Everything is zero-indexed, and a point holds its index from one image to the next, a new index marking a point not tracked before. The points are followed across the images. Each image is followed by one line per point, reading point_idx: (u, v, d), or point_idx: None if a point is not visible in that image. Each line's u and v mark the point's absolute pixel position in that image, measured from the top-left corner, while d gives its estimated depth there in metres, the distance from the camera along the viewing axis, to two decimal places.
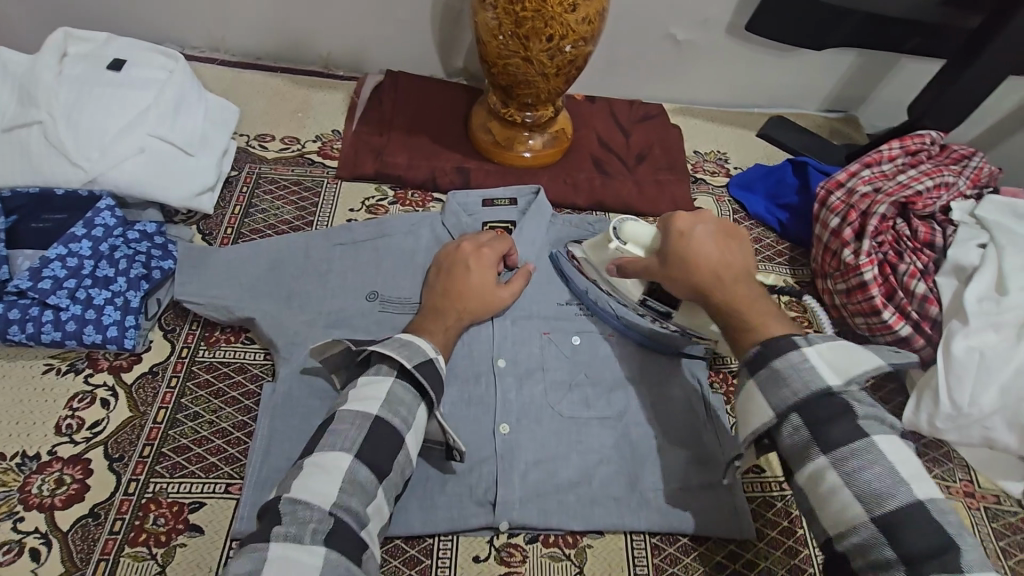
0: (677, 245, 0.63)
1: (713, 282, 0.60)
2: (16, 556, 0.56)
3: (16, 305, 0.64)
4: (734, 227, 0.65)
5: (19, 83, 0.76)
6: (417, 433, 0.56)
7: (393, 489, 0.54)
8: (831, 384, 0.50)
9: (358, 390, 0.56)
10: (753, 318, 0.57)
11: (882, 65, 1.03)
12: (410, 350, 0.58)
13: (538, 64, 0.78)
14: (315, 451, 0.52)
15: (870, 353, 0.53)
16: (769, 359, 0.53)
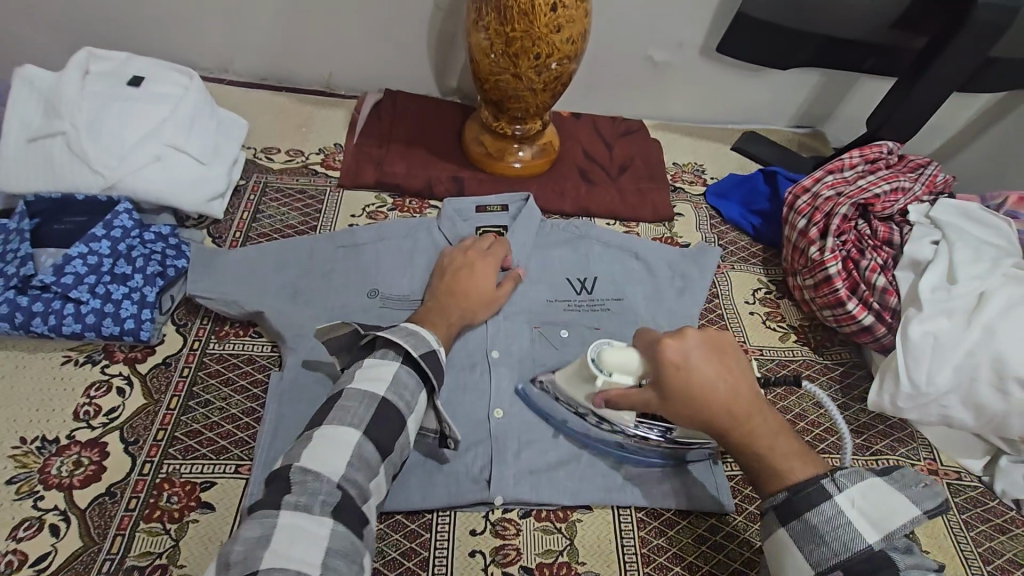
0: (674, 381, 0.58)
1: (722, 415, 0.58)
2: (36, 531, 0.58)
3: (39, 299, 0.69)
4: (718, 338, 0.61)
5: (44, 97, 0.81)
6: (417, 416, 0.61)
7: (393, 468, 0.58)
8: (869, 542, 0.51)
9: (366, 371, 0.60)
10: (772, 453, 0.57)
11: (844, 84, 1.11)
12: (417, 340, 0.62)
13: (527, 80, 0.85)
14: (326, 425, 0.55)
15: (904, 498, 0.53)
16: (800, 511, 0.53)
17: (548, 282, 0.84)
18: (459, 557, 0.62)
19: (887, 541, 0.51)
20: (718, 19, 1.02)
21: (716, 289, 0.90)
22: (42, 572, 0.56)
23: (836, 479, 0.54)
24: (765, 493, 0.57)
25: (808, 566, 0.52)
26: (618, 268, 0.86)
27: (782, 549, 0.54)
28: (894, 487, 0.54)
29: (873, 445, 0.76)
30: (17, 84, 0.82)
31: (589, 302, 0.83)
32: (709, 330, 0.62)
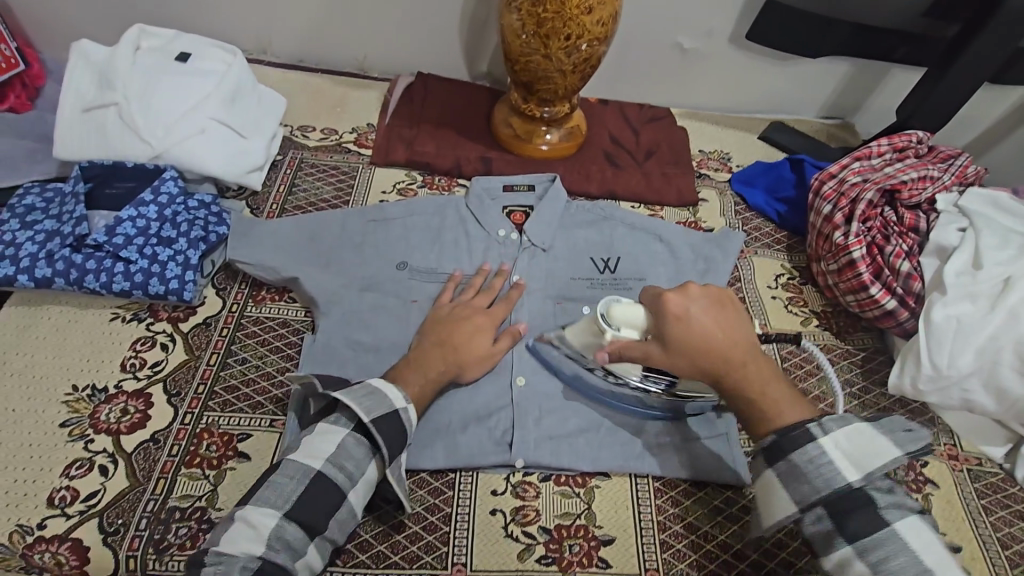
0: (674, 329, 0.60)
1: (719, 362, 0.59)
2: (87, 470, 0.62)
3: (93, 257, 0.73)
4: (721, 294, 0.63)
5: (98, 70, 0.86)
6: (364, 487, 0.57)
7: (328, 544, 0.56)
8: (849, 480, 0.51)
9: (313, 439, 0.57)
10: (764, 398, 0.57)
11: (875, 74, 1.11)
12: (373, 402, 0.58)
13: (557, 61, 0.87)
14: (249, 503, 0.53)
15: (887, 441, 0.53)
16: (786, 452, 0.54)
17: (571, 260, 0.85)
18: (480, 515, 0.65)
19: (868, 481, 0.51)
20: (748, 6, 1.02)
21: (739, 273, 0.91)
22: (92, 507, 0.60)
23: (821, 422, 0.54)
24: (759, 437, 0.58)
25: (790, 502, 0.53)
26: (641, 249, 0.87)
27: (767, 487, 0.55)
28: (879, 430, 0.54)
29: None
30: (74, 58, 0.86)
31: (612, 280, 0.84)
32: (712, 287, 0.63)
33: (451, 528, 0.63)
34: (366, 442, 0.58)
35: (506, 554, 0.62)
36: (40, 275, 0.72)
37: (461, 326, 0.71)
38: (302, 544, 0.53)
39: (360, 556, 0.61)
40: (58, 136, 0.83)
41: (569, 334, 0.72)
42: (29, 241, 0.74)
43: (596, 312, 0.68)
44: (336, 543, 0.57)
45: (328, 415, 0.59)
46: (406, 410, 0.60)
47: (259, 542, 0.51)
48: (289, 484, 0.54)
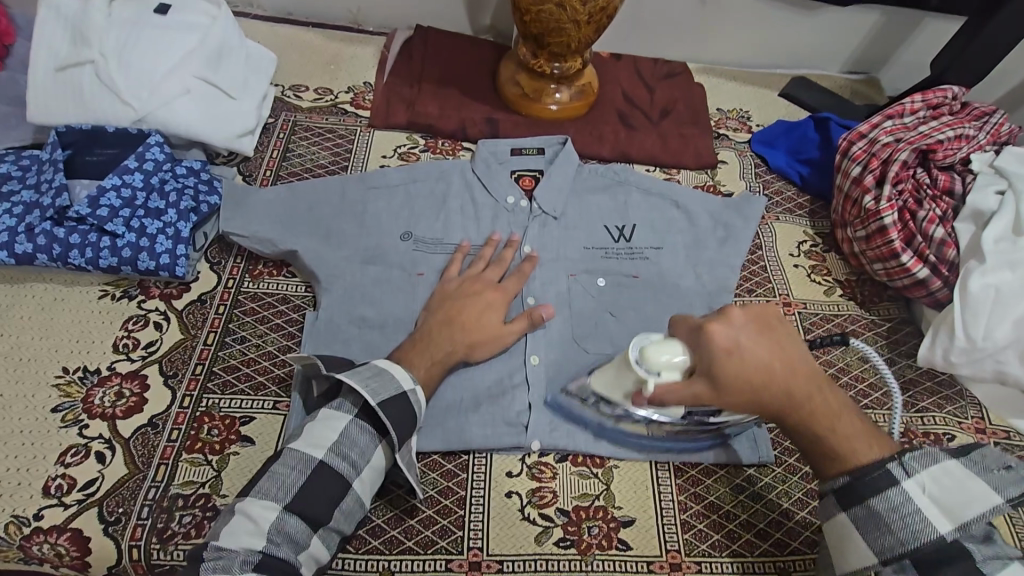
0: (727, 367, 0.52)
1: (780, 396, 0.53)
2: (83, 457, 0.59)
3: (76, 231, 0.68)
4: (767, 312, 0.56)
5: (70, 24, 0.79)
6: (370, 475, 0.55)
7: (334, 535, 0.53)
8: (941, 531, 0.48)
9: (317, 425, 0.55)
10: (834, 436, 0.52)
11: (906, 24, 1.04)
12: (379, 384, 0.56)
13: (572, 11, 0.80)
14: (250, 494, 0.51)
15: (984, 484, 0.49)
16: (864, 496, 0.51)
17: (585, 229, 0.81)
18: (495, 498, 0.62)
19: (961, 531, 0.48)
20: None
21: (760, 240, 0.87)
22: (90, 496, 0.57)
23: (903, 463, 0.50)
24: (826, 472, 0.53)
25: (871, 553, 0.50)
26: (658, 217, 0.83)
27: (841, 533, 0.53)
28: (973, 473, 0.50)
29: (918, 402, 0.74)
30: (43, 10, 0.79)
31: (627, 250, 0.80)
32: (754, 306, 0.56)
33: (465, 512, 0.61)
34: (372, 427, 0.56)
35: (524, 538, 0.60)
36: (20, 250, 0.67)
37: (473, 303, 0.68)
38: (308, 534, 0.51)
39: (372, 542, 0.58)
40: (30, 98, 0.77)
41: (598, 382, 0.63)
42: (5, 213, 0.68)
43: (628, 350, 0.58)
44: (343, 534, 0.54)
45: (333, 402, 0.57)
46: (414, 393, 0.57)
47: (261, 535, 0.49)
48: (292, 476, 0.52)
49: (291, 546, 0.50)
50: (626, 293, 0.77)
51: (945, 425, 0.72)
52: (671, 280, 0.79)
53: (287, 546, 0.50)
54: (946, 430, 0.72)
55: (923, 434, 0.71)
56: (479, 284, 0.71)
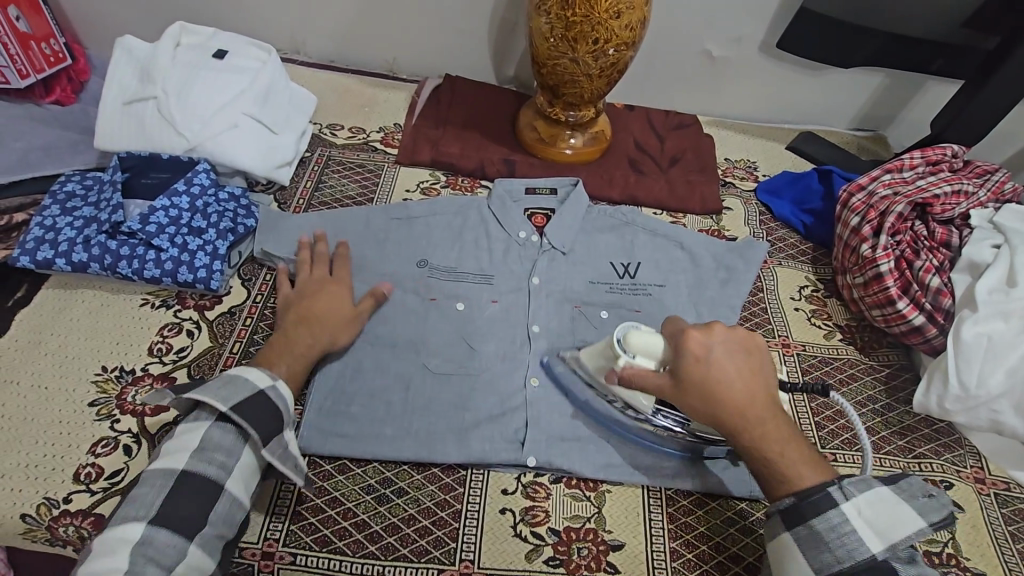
0: (694, 371, 0.60)
1: (739, 409, 0.58)
2: (112, 449, 0.64)
3: (127, 244, 0.76)
4: (748, 338, 0.63)
5: (140, 65, 0.89)
6: (242, 474, 0.57)
7: (216, 542, 0.54)
8: (874, 552, 0.52)
9: (173, 440, 0.57)
10: (783, 457, 0.57)
11: (910, 86, 1.09)
12: (228, 391, 0.58)
13: (584, 65, 0.87)
14: (113, 522, 0.52)
15: (909, 509, 0.54)
16: (806, 517, 0.54)
17: (592, 265, 0.86)
18: (490, 514, 0.65)
19: (889, 551, 0.52)
20: (781, 12, 1.02)
21: (762, 283, 0.90)
22: (115, 485, 0.62)
23: (842, 486, 0.54)
24: (769, 491, 0.57)
25: (809, 569, 0.53)
26: (661, 256, 0.87)
27: (781, 552, 0.55)
28: (900, 497, 0.55)
29: (914, 449, 0.74)
30: (118, 53, 0.90)
31: (631, 285, 0.84)
32: (739, 330, 0.63)
33: (460, 524, 0.64)
34: (234, 429, 0.57)
35: (515, 554, 0.62)
36: (76, 259, 0.74)
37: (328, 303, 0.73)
38: (181, 546, 0.51)
39: (369, 548, 0.61)
40: (99, 127, 0.87)
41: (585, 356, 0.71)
42: (68, 226, 0.76)
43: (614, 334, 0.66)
44: (227, 539, 0.55)
45: (192, 413, 0.59)
46: (273, 390, 0.60)
47: (123, 558, 0.49)
48: (150, 494, 0.53)
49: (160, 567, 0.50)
50: (626, 327, 0.81)
51: (941, 473, 0.73)
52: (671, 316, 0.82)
53: (152, 566, 0.50)
54: (942, 477, 0.72)
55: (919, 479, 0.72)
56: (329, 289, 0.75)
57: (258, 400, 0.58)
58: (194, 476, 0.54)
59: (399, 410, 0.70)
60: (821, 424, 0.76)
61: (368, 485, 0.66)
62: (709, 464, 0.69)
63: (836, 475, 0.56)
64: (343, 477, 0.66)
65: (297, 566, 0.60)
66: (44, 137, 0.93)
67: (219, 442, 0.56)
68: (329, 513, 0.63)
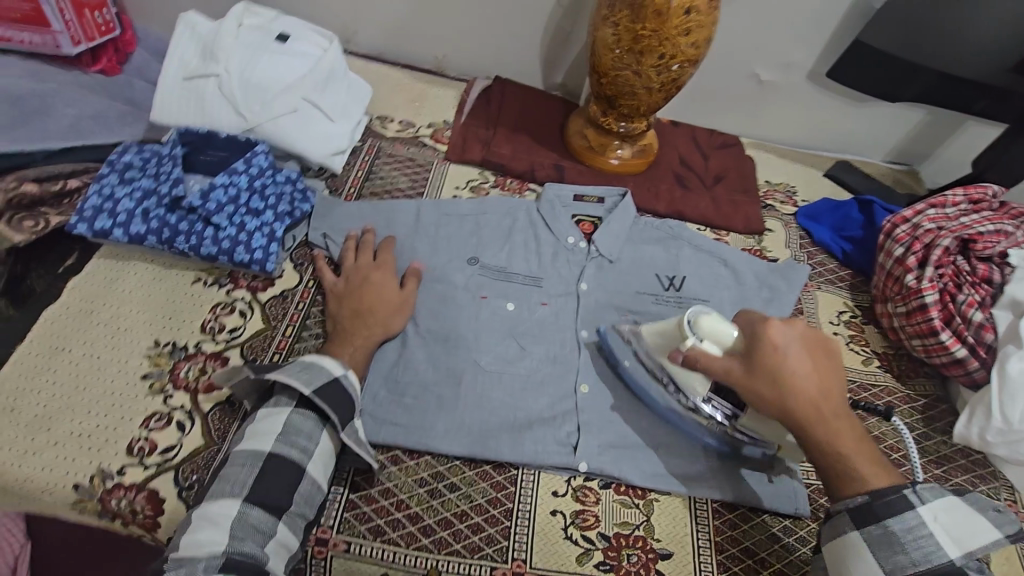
0: (766, 360, 0.60)
1: (809, 403, 0.58)
2: (165, 424, 0.64)
3: (185, 219, 0.75)
4: (824, 339, 0.63)
5: (202, 42, 0.89)
6: (322, 458, 0.59)
7: (299, 521, 0.55)
8: (952, 557, 0.53)
9: (256, 425, 0.58)
10: (852, 455, 0.57)
11: (949, 124, 1.12)
12: (309, 376, 0.60)
13: (646, 79, 0.88)
14: (208, 499, 0.54)
15: (985, 521, 0.55)
16: (879, 517, 0.54)
17: (638, 275, 0.86)
18: (541, 516, 0.65)
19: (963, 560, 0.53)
20: (833, 44, 1.04)
21: (803, 305, 0.91)
22: (169, 461, 0.61)
23: (919, 491, 0.55)
24: (834, 487, 0.57)
25: (877, 568, 0.54)
26: (706, 272, 0.88)
27: (847, 549, 0.56)
28: (977, 509, 0.55)
29: (951, 478, 0.76)
30: (181, 28, 0.90)
31: (677, 298, 0.85)
32: (815, 330, 0.63)
33: (511, 524, 0.64)
34: (313, 414, 0.60)
35: (566, 557, 0.62)
36: (134, 231, 0.74)
37: (388, 298, 0.74)
38: (272, 523, 0.53)
39: (422, 541, 0.61)
40: (157, 100, 0.87)
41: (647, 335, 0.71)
42: (126, 197, 0.76)
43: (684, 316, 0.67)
44: (308, 518, 0.57)
45: (270, 400, 0.61)
46: (347, 377, 0.62)
47: (223, 534, 0.51)
48: (241, 474, 0.55)
49: (256, 539, 0.52)
50: None
51: None
52: None
53: (250, 541, 0.51)
54: None
55: None
56: (384, 279, 0.75)
57: (337, 385, 0.61)
58: (278, 458, 0.56)
59: (452, 405, 0.70)
60: None
61: (421, 478, 0.65)
62: (756, 477, 0.70)
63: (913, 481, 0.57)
64: (395, 468, 0.66)
65: (350, 554, 0.59)
66: (94, 104, 0.92)
67: (300, 426, 0.59)
68: (382, 503, 0.63)
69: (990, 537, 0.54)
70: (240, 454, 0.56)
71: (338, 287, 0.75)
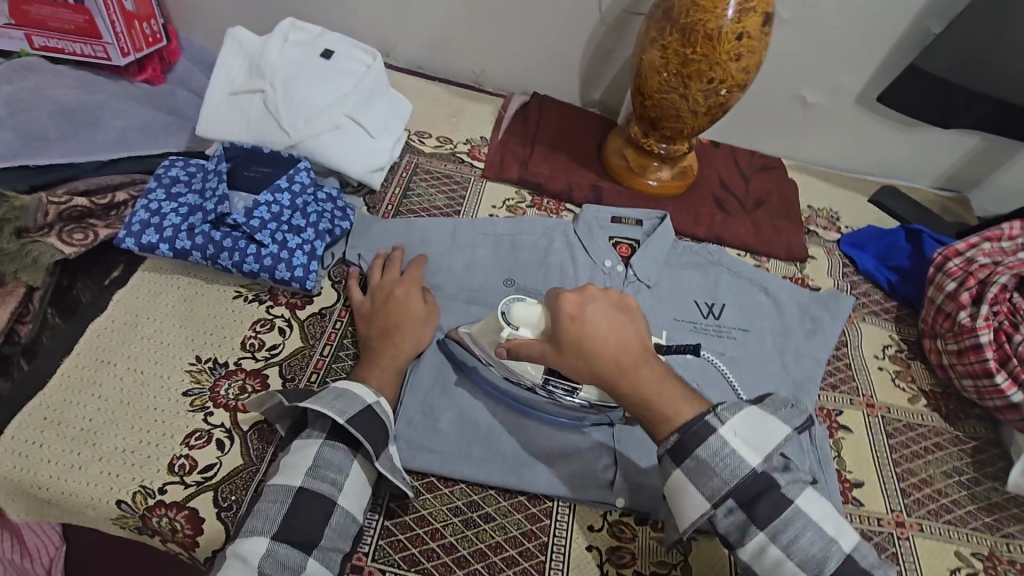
0: (569, 330, 0.59)
1: (612, 363, 0.58)
2: (206, 442, 0.64)
3: (229, 235, 0.76)
4: (620, 297, 0.63)
5: (249, 57, 0.90)
6: (354, 490, 0.58)
7: (333, 555, 0.55)
8: (754, 465, 0.54)
9: (289, 457, 0.58)
10: (659, 397, 0.57)
11: (1003, 151, 1.08)
12: (342, 405, 0.60)
13: (692, 102, 0.86)
14: (241, 536, 0.53)
15: (775, 418, 0.57)
16: (692, 449, 0.55)
17: (676, 302, 0.85)
18: (576, 550, 0.64)
19: (767, 464, 0.55)
20: (884, 67, 1.01)
21: (847, 338, 0.89)
22: (209, 480, 0.62)
23: (718, 413, 0.56)
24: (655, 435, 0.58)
25: (702, 500, 0.55)
26: (746, 300, 0.86)
27: (677, 489, 0.56)
28: (768, 411, 0.58)
29: (1001, 528, 0.73)
30: (228, 43, 0.91)
31: (715, 326, 0.83)
32: (611, 291, 0.63)
33: (547, 558, 0.63)
34: (343, 445, 0.59)
35: None
36: (179, 246, 0.75)
37: (424, 321, 0.73)
38: (301, 560, 0.53)
39: (456, 573, 0.60)
40: (204, 114, 0.88)
41: (475, 332, 0.70)
42: (172, 212, 0.77)
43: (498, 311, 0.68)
44: (343, 551, 0.56)
45: (303, 431, 0.61)
46: (378, 405, 0.62)
47: (251, 572, 0.51)
48: (273, 509, 0.55)
49: None
50: (712, 368, 0.80)
51: None
52: (757, 364, 0.81)
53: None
54: None
55: (1008, 561, 0.70)
56: (421, 302, 0.75)
57: (368, 415, 0.60)
58: (309, 492, 0.56)
59: (488, 432, 0.69)
60: (906, 490, 0.75)
61: (455, 507, 0.65)
62: None
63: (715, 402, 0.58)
64: (430, 496, 0.65)
65: None
66: (141, 115, 0.93)
67: (331, 459, 0.58)
68: (416, 531, 0.62)
69: (779, 431, 0.56)
70: (273, 489, 0.56)
71: (375, 307, 0.74)
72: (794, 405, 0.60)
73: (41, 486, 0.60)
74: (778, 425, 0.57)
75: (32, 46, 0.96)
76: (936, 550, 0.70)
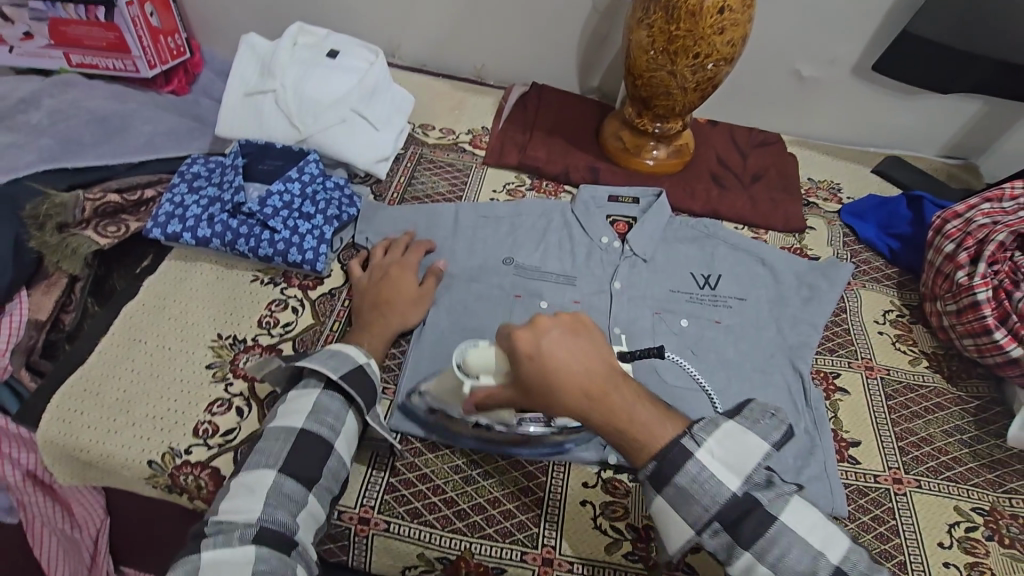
0: (529, 371, 0.55)
1: (580, 398, 0.54)
2: (226, 409, 0.70)
3: (246, 223, 0.82)
4: (574, 319, 0.58)
5: (262, 61, 0.97)
6: (347, 437, 0.63)
7: (326, 494, 0.60)
8: (733, 488, 0.54)
9: (288, 405, 0.63)
10: (632, 422, 0.55)
11: (1009, 115, 1.07)
12: (336, 362, 0.65)
13: (681, 78, 0.89)
14: (245, 470, 0.59)
15: (754, 436, 0.57)
16: (670, 475, 0.55)
17: (672, 274, 0.87)
18: (571, 505, 0.67)
19: (747, 483, 0.55)
20: (879, 36, 1.01)
21: (845, 304, 0.89)
22: (229, 442, 0.67)
23: (694, 435, 0.56)
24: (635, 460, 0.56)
25: (688, 524, 0.55)
26: (742, 271, 0.88)
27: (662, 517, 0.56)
28: (745, 426, 0.57)
29: (1002, 483, 0.73)
30: (242, 49, 0.97)
31: (711, 296, 0.85)
32: (563, 315, 0.58)
33: (543, 512, 0.66)
34: (339, 396, 0.64)
35: (596, 545, 0.64)
36: (200, 234, 0.81)
37: (423, 296, 0.79)
38: (302, 495, 0.58)
39: (457, 523, 0.64)
40: (222, 116, 0.95)
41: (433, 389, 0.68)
42: (194, 204, 0.84)
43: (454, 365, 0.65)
44: (332, 493, 0.61)
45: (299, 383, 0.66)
46: (369, 364, 0.67)
47: (257, 501, 0.56)
48: (275, 447, 0.60)
49: (288, 509, 0.57)
50: (706, 335, 0.82)
51: None
52: (755, 330, 0.83)
53: (283, 510, 0.56)
54: None
55: (1010, 515, 0.70)
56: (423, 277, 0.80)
57: (361, 371, 0.66)
58: (308, 434, 0.61)
59: None
60: (905, 449, 0.75)
61: (456, 465, 0.69)
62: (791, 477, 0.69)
63: (691, 423, 0.58)
64: (432, 455, 0.69)
65: (390, 533, 0.64)
66: (168, 121, 1.01)
67: (328, 406, 0.63)
68: (420, 487, 0.67)
69: (760, 447, 0.56)
70: (273, 431, 0.61)
71: (379, 283, 0.79)
72: (768, 413, 0.59)
73: (83, 449, 0.67)
74: (754, 439, 0.57)
75: (70, 63, 1.04)
76: (933, 502, 0.71)
